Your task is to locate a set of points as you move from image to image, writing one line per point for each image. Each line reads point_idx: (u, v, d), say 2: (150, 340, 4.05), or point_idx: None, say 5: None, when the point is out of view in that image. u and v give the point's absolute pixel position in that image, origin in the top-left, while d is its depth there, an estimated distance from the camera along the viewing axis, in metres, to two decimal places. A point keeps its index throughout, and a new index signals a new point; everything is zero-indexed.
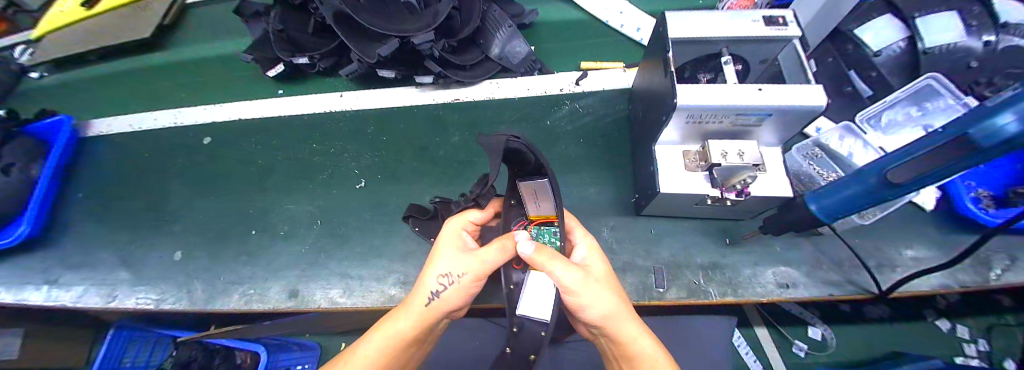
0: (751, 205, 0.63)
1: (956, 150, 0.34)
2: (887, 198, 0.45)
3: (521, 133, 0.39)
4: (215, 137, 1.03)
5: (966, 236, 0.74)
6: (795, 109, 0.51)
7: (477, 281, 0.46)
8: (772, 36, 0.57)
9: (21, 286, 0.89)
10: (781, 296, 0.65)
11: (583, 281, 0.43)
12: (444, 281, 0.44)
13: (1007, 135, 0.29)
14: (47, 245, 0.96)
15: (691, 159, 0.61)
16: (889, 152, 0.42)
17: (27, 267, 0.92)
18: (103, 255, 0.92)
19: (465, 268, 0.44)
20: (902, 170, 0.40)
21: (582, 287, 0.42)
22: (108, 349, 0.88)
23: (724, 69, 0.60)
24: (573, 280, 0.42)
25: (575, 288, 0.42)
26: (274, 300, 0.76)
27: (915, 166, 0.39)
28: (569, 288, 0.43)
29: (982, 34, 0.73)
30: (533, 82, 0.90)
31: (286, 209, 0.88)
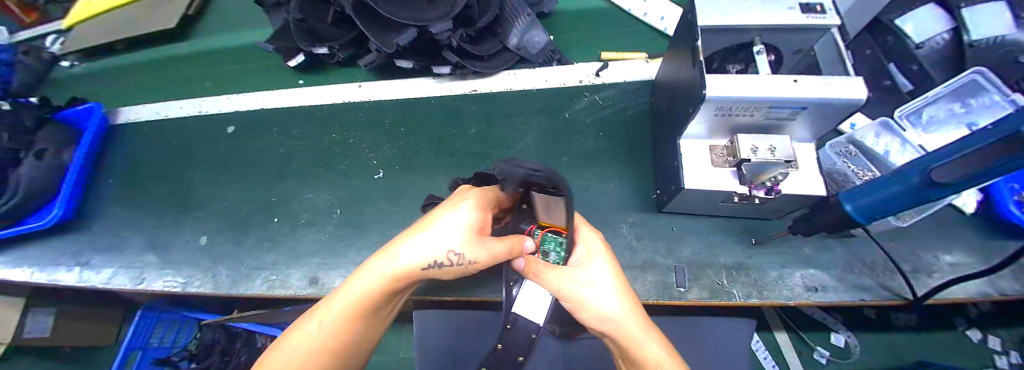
0: (781, 203, 0.60)
1: (1004, 150, 0.32)
2: (932, 198, 0.42)
3: (546, 166, 0.31)
4: (238, 126, 1.05)
5: (1011, 242, 0.69)
6: (834, 102, 0.48)
7: (479, 267, 0.43)
8: (808, 24, 0.54)
9: (55, 266, 0.93)
10: (809, 300, 0.62)
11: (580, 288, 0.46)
12: (453, 257, 0.41)
13: None
14: (80, 229, 1.00)
15: (717, 153, 0.59)
16: (939, 149, 0.39)
17: (62, 249, 0.96)
18: (131, 239, 0.95)
19: (476, 257, 0.41)
20: (945, 169, 0.37)
21: (574, 290, 0.45)
22: (136, 332, 0.95)
23: (756, 59, 0.59)
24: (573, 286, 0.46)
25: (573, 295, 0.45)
26: (293, 288, 0.77)
27: (961, 166, 0.36)
28: (563, 293, 0.46)
29: None
30: (552, 73, 0.88)
31: (305, 198, 0.89)
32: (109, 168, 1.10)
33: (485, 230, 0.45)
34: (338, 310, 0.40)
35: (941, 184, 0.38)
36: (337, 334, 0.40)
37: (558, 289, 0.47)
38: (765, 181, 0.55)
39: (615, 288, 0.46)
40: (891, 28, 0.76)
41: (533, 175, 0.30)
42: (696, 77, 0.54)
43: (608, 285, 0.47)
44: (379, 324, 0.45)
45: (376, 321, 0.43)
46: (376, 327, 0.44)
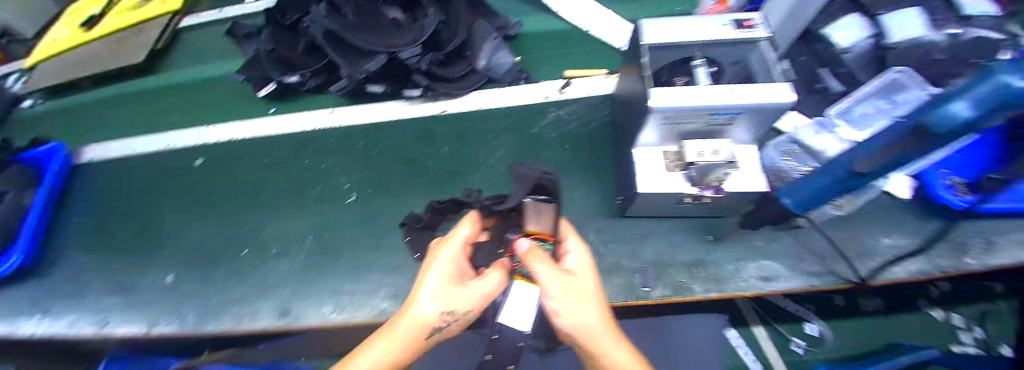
0: (730, 202, 0.64)
1: (915, 140, 0.36)
2: (853, 187, 0.48)
3: (550, 173, 0.55)
4: (207, 160, 1.04)
5: (942, 223, 0.76)
6: (766, 107, 0.53)
7: (468, 316, 0.46)
8: (741, 39, 0.61)
9: (12, 317, 0.87)
10: (761, 291, 0.66)
11: (563, 288, 0.45)
12: (446, 318, 0.43)
13: (963, 119, 0.31)
14: (31, 277, 0.94)
15: (669, 159, 0.63)
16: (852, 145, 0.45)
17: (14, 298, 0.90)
18: (93, 283, 0.91)
19: (470, 306, 0.44)
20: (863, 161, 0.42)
21: (559, 293, 0.45)
22: None
23: (696, 72, 0.62)
24: (553, 285, 0.45)
25: (554, 293, 0.45)
26: (265, 322, 0.75)
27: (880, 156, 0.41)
28: (550, 293, 0.45)
29: (947, 29, 0.76)
30: (518, 92, 0.92)
31: (277, 227, 0.88)
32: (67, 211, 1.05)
33: (461, 274, 0.48)
34: None
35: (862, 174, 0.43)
36: None
37: (543, 287, 0.45)
38: (713, 181, 0.59)
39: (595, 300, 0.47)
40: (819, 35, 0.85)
41: (542, 176, 0.54)
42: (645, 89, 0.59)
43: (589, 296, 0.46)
44: None
45: None
46: None
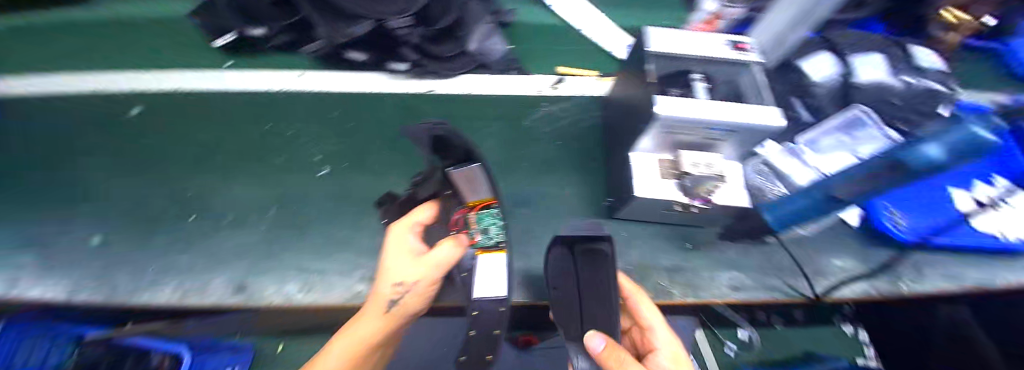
0: (712, 214, 0.68)
1: (889, 171, 0.53)
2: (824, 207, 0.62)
3: (442, 122, 0.59)
4: (145, 107, 0.89)
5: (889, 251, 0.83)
6: (754, 127, 0.57)
7: (431, 284, 0.55)
8: (737, 58, 0.64)
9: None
10: (732, 299, 0.72)
11: (431, 266, 0.53)
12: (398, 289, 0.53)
13: (931, 158, 0.48)
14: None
15: (665, 166, 0.65)
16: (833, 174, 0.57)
17: None
18: (20, 254, 0.75)
19: (416, 276, 0.53)
20: (843, 187, 0.56)
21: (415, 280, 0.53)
22: None
23: (695, 84, 0.63)
24: (432, 261, 0.53)
25: (426, 271, 0.53)
26: (166, 297, 0.69)
27: (854, 184, 0.55)
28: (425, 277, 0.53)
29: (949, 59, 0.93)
30: (511, 81, 0.89)
31: (229, 195, 0.80)
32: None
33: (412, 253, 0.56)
34: None
35: (840, 197, 0.57)
36: None
37: (421, 274, 0.53)
38: (702, 191, 0.61)
39: (438, 273, 0.54)
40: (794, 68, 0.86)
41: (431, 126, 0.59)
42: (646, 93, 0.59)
43: (433, 266, 0.53)
44: (384, 349, 0.56)
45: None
46: None
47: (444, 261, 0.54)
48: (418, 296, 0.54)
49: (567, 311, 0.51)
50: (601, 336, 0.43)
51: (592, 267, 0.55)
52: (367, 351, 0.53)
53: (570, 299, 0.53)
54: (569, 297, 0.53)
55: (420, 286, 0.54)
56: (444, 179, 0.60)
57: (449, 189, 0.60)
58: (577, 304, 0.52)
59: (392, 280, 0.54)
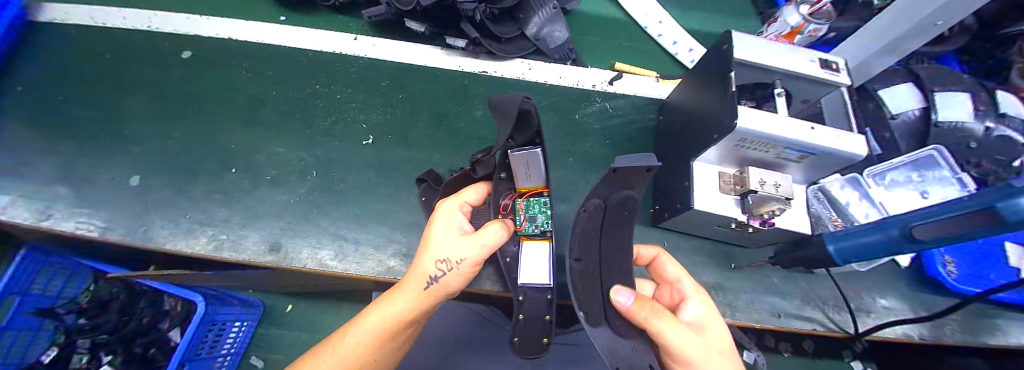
0: (766, 235, 0.66)
1: (975, 219, 0.40)
2: (896, 250, 0.52)
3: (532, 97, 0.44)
4: (196, 53, 0.89)
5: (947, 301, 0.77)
6: (838, 153, 0.54)
7: (474, 265, 0.51)
8: (824, 78, 0.60)
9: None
10: (773, 325, 0.70)
11: (475, 247, 0.50)
12: (439, 265, 0.49)
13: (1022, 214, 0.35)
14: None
15: (726, 181, 0.62)
16: (915, 211, 0.48)
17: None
18: (57, 185, 0.75)
19: (465, 254, 0.49)
20: (923, 229, 0.46)
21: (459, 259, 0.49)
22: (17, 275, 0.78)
23: (775, 100, 0.61)
24: (479, 239, 0.50)
25: (470, 251, 0.49)
26: (200, 247, 0.69)
27: (939, 229, 0.44)
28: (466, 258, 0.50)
29: None
30: (565, 71, 0.86)
31: (272, 153, 0.80)
32: (35, 78, 0.86)
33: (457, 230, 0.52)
34: (347, 350, 0.48)
35: (918, 239, 0.47)
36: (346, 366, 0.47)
37: (465, 252, 0.50)
38: (762, 213, 0.59)
39: (486, 254, 0.51)
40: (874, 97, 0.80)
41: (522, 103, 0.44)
42: (728, 102, 0.54)
43: (482, 246, 0.50)
44: (408, 335, 0.54)
45: (385, 351, 0.50)
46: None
47: (493, 243, 0.50)
48: (461, 275, 0.50)
49: (588, 289, 0.49)
50: (626, 293, 0.40)
51: (619, 229, 0.48)
52: (396, 330, 0.50)
53: (592, 275, 0.50)
54: (591, 272, 0.50)
55: (465, 265, 0.50)
56: (503, 161, 0.57)
57: (503, 172, 0.58)
58: (599, 283, 0.49)
59: (436, 256, 0.50)
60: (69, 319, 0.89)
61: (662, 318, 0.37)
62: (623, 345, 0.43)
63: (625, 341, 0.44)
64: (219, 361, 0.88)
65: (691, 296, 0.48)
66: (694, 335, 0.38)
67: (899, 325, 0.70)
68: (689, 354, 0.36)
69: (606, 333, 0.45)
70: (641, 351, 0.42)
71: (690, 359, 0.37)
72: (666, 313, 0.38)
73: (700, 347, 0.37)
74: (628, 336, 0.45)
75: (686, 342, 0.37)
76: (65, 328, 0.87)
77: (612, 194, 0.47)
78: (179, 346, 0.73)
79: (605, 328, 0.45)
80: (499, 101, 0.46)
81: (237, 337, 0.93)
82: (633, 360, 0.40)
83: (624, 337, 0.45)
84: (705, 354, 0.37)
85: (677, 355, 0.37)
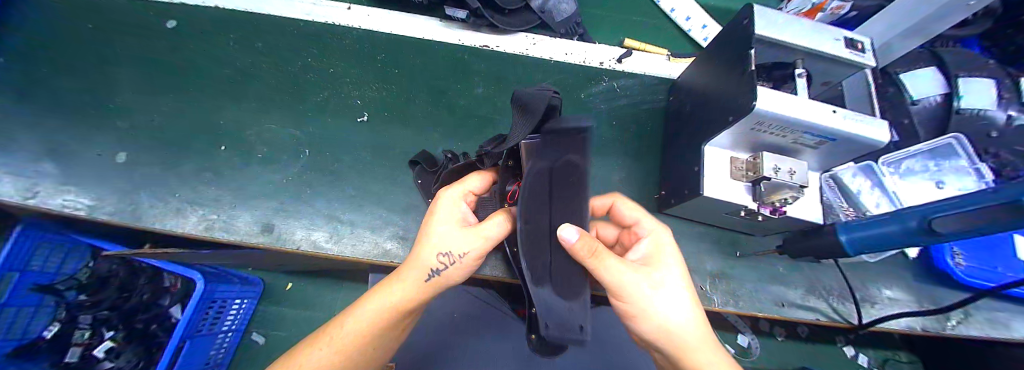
0: (776, 224, 0.64)
1: (1001, 212, 0.38)
2: (910, 242, 0.50)
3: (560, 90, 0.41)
4: (187, 24, 0.76)
5: (954, 294, 0.76)
6: (859, 139, 0.51)
7: (476, 258, 0.49)
8: (851, 59, 0.56)
9: None
10: (777, 314, 0.69)
11: (480, 242, 0.48)
12: (442, 259, 0.47)
13: None
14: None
15: (737, 167, 0.59)
16: (934, 202, 0.46)
17: None
18: (40, 160, 0.72)
19: (468, 248, 0.47)
20: (941, 221, 0.44)
21: (463, 253, 0.47)
22: (15, 251, 0.78)
23: (795, 81, 0.57)
24: (487, 234, 0.48)
25: (476, 246, 0.48)
26: (190, 228, 0.67)
27: (959, 220, 0.43)
28: (471, 253, 0.48)
29: None
30: (572, 47, 0.77)
31: (267, 129, 0.78)
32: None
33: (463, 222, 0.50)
34: (347, 337, 0.47)
35: (935, 232, 0.45)
36: (344, 355, 0.47)
37: (468, 248, 0.47)
38: (773, 201, 0.57)
39: (489, 246, 0.49)
40: (892, 81, 0.76)
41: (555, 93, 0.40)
42: (748, 85, 0.50)
43: (487, 240, 0.48)
44: (407, 325, 0.53)
45: (384, 342, 0.50)
46: (375, 359, 0.50)
47: (496, 235, 0.48)
48: (463, 268, 0.49)
49: (536, 253, 0.40)
50: (574, 228, 0.37)
51: (568, 197, 0.41)
52: (395, 320, 0.49)
53: (540, 238, 0.40)
54: (539, 236, 0.40)
55: (468, 258, 0.48)
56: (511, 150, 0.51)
57: (510, 161, 0.50)
58: (548, 247, 0.41)
59: (437, 249, 0.48)
60: (70, 295, 0.89)
61: (605, 259, 0.40)
62: (561, 305, 0.38)
63: (565, 302, 0.38)
64: (220, 337, 0.88)
65: (648, 234, 0.48)
66: (636, 273, 0.42)
67: (904, 318, 0.69)
68: (627, 289, 0.41)
69: (549, 294, 0.38)
70: (578, 308, 0.38)
71: (627, 294, 0.41)
72: (606, 255, 0.40)
73: (639, 283, 0.41)
74: (570, 297, 0.39)
75: (625, 277, 0.41)
76: (66, 304, 0.87)
77: (558, 157, 0.41)
78: (179, 323, 0.73)
79: (547, 289, 0.38)
80: (522, 94, 0.40)
81: (238, 314, 0.93)
82: (567, 318, 0.37)
83: (566, 298, 0.39)
84: (644, 290, 0.41)
85: (617, 291, 0.41)
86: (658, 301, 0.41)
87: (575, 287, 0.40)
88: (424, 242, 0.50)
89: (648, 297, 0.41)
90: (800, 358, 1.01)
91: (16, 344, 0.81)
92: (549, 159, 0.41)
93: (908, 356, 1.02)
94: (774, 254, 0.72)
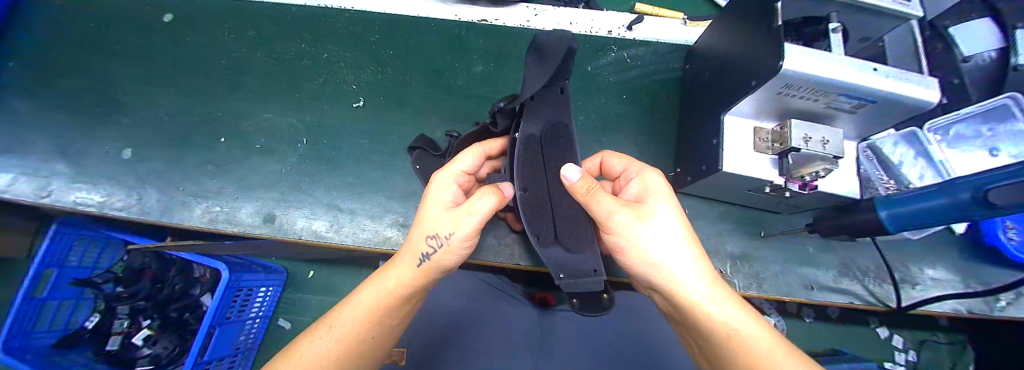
0: (804, 200, 0.59)
1: None
2: (968, 216, 0.44)
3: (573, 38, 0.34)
4: (177, 15, 0.72)
5: (1006, 272, 0.68)
6: (905, 101, 0.44)
7: (467, 240, 0.46)
8: (893, 9, 0.49)
9: None
10: (804, 298, 0.64)
11: (466, 221, 0.45)
12: (431, 242, 0.45)
13: None
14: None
15: (762, 138, 0.54)
16: (996, 169, 0.39)
17: None
18: (51, 159, 0.74)
19: (453, 229, 0.44)
20: (1001, 193, 0.38)
21: (451, 235, 0.45)
22: (51, 247, 0.82)
23: (828, 38, 0.50)
24: (474, 214, 0.45)
25: (466, 226, 0.45)
26: (195, 221, 0.69)
27: None
28: (458, 233, 0.45)
29: None
30: (577, 16, 0.72)
31: (263, 119, 0.78)
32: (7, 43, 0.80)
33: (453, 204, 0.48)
34: (342, 325, 0.46)
35: (994, 205, 0.39)
36: (343, 345, 0.45)
37: (455, 228, 0.45)
38: (803, 176, 0.51)
39: (478, 224, 0.45)
40: (941, 36, 0.68)
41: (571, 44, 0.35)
42: (772, 39, 0.45)
43: (473, 219, 0.44)
44: (407, 313, 0.51)
45: (383, 332, 0.48)
46: (377, 349, 0.48)
47: (485, 210, 0.45)
48: (456, 251, 0.46)
49: (538, 217, 0.49)
50: (576, 168, 0.41)
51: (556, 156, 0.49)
52: (390, 308, 0.48)
53: (541, 205, 0.50)
54: (540, 199, 0.50)
55: (457, 240, 0.45)
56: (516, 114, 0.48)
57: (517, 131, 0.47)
58: (549, 210, 0.50)
59: (426, 232, 0.46)
60: (108, 287, 0.91)
61: (597, 195, 0.39)
62: (573, 258, 0.51)
63: (576, 255, 0.50)
64: (248, 323, 0.90)
65: (642, 175, 0.44)
66: (627, 208, 0.39)
67: (948, 300, 0.63)
68: (617, 223, 0.39)
69: (559, 252, 0.50)
70: (589, 258, 0.51)
71: (616, 229, 0.39)
72: (599, 192, 0.39)
73: (632, 218, 0.39)
74: (580, 251, 0.50)
75: (615, 211, 0.39)
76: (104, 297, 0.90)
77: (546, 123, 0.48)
78: (208, 311, 0.74)
79: (557, 248, 0.50)
80: (539, 41, 0.38)
81: (264, 302, 0.95)
82: (580, 266, 0.50)
83: (575, 252, 0.51)
84: (635, 225, 0.39)
85: (605, 224, 0.40)
86: (653, 236, 0.38)
87: (579, 243, 0.51)
88: (417, 226, 0.48)
89: (641, 231, 0.38)
90: (829, 340, 0.96)
91: (61, 334, 0.85)
92: (538, 126, 0.48)
93: (949, 338, 0.95)
94: (802, 233, 0.66)
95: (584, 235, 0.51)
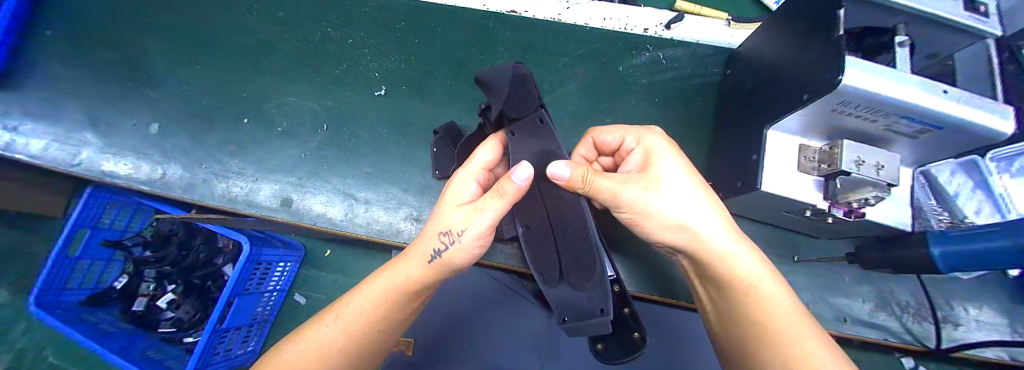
0: (844, 228, 0.55)
1: None
2: None
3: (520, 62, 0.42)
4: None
5: None
6: (978, 129, 0.39)
7: (479, 239, 0.44)
8: (969, 24, 0.44)
9: (28, 136, 0.76)
10: (834, 330, 0.61)
11: (471, 223, 0.42)
12: (444, 239, 0.44)
13: None
14: (6, 88, 0.78)
15: (808, 157, 0.50)
16: None
17: (14, 103, 0.78)
18: (83, 129, 0.77)
19: (464, 228, 0.43)
20: None
21: (461, 232, 0.43)
22: (87, 209, 0.84)
23: (892, 53, 0.45)
24: (479, 217, 0.42)
25: (472, 226, 0.42)
26: (216, 200, 0.72)
27: None
28: (467, 233, 0.43)
29: None
30: (611, 11, 0.68)
31: (285, 102, 0.78)
32: None
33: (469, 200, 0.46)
34: (355, 316, 0.45)
35: None
36: (353, 335, 0.44)
37: (463, 228, 0.43)
38: (849, 202, 0.47)
39: (491, 224, 0.42)
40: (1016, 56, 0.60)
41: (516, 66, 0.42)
42: (832, 50, 0.40)
43: (484, 220, 0.42)
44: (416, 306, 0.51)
45: (391, 324, 0.47)
46: (384, 341, 0.48)
47: (496, 213, 0.42)
48: (467, 251, 0.45)
49: (542, 252, 0.53)
50: (563, 163, 0.40)
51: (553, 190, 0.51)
52: (403, 300, 0.47)
53: (545, 240, 0.52)
54: (544, 241, 0.52)
55: (469, 239, 0.43)
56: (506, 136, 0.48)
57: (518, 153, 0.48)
58: (553, 245, 0.51)
59: (440, 227, 0.45)
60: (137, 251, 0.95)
61: (599, 180, 0.41)
62: (578, 297, 0.49)
63: (581, 293, 0.49)
64: (267, 295, 0.92)
65: (639, 140, 0.44)
66: (632, 180, 0.41)
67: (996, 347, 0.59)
68: (625, 199, 0.40)
69: (565, 290, 0.50)
70: (593, 297, 0.47)
71: (628, 204, 0.41)
72: (599, 176, 0.41)
73: (644, 193, 0.40)
74: (584, 288, 0.48)
75: (619, 189, 0.40)
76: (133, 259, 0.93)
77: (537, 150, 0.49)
78: (230, 280, 0.73)
79: (563, 285, 0.50)
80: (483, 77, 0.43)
81: (282, 277, 0.96)
82: (586, 307, 0.48)
83: (582, 290, 0.49)
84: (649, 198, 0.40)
85: (616, 202, 0.41)
86: (671, 202, 0.39)
87: (584, 280, 0.49)
88: (433, 220, 0.47)
89: (653, 198, 0.40)
90: None
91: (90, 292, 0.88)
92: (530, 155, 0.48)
93: None
94: (837, 262, 0.62)
95: (588, 272, 0.49)
